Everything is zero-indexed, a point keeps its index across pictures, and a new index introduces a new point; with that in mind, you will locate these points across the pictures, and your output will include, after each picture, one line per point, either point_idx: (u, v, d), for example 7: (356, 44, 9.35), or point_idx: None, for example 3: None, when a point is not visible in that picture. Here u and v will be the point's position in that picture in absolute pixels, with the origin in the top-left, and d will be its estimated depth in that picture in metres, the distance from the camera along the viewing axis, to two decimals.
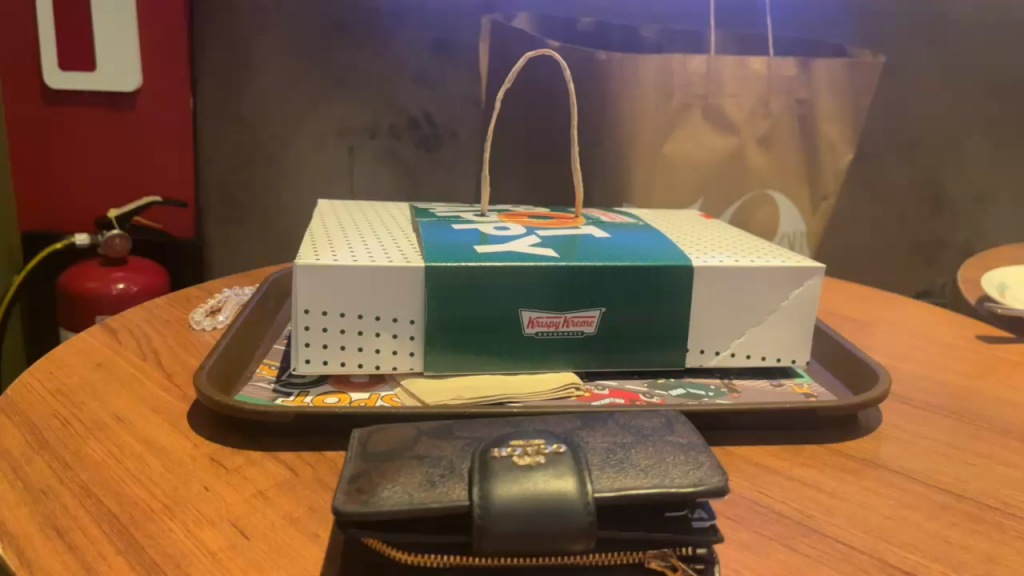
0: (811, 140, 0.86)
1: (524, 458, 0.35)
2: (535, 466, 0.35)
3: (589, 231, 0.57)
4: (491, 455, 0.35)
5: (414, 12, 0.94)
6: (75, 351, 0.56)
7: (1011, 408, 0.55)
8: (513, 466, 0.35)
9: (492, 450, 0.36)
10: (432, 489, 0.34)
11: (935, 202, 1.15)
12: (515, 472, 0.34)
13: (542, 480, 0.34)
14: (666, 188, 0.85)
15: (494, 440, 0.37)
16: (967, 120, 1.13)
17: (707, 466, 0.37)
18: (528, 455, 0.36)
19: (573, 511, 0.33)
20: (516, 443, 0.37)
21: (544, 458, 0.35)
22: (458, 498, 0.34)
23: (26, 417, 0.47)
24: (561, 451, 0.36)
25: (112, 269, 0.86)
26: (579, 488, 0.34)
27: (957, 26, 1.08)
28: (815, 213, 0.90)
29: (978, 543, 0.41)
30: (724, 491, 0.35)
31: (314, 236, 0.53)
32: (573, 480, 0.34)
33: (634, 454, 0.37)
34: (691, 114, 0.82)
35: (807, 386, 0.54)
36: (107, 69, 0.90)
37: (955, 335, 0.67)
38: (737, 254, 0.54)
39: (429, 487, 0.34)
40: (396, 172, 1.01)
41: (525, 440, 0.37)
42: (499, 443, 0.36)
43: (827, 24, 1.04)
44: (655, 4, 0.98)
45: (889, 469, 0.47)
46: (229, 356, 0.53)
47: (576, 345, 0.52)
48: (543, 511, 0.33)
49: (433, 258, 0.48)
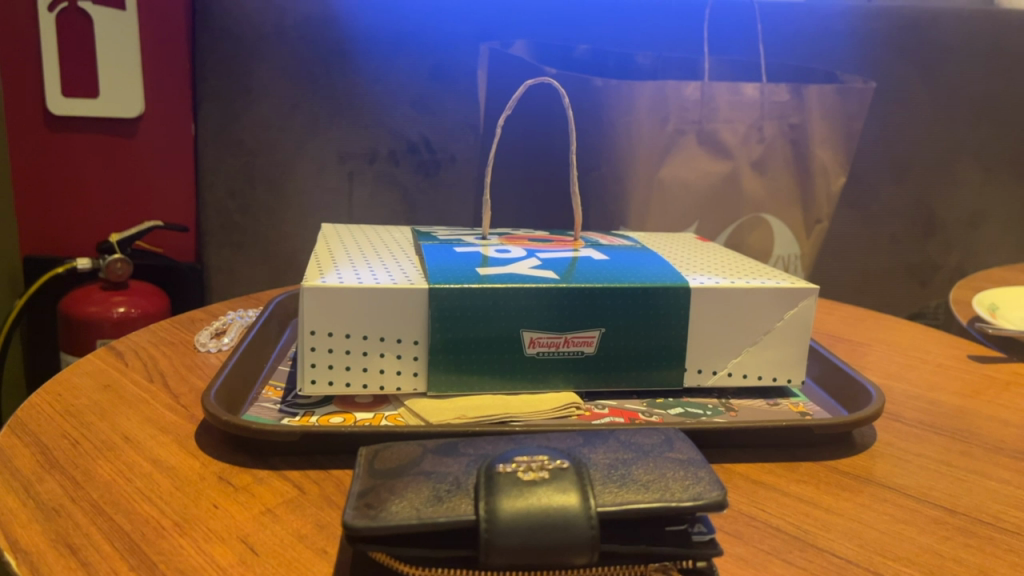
0: (804, 164, 0.88)
1: (528, 473, 0.36)
2: (539, 481, 0.36)
3: (588, 253, 0.58)
4: (496, 470, 0.36)
5: (414, 40, 0.97)
6: (82, 373, 0.57)
7: (1002, 425, 0.56)
8: (516, 481, 0.36)
9: (497, 465, 0.37)
10: (438, 504, 0.35)
11: (927, 225, 1.16)
12: (519, 487, 0.35)
13: (546, 495, 0.35)
14: (662, 212, 0.87)
15: (499, 456, 0.38)
16: (957, 145, 1.14)
17: (706, 481, 0.38)
18: (532, 471, 0.37)
19: (576, 525, 0.34)
20: (520, 459, 0.37)
21: (548, 473, 0.36)
22: (463, 514, 0.34)
23: (36, 438, 0.47)
24: (564, 466, 0.37)
25: (113, 293, 0.87)
26: (581, 501, 0.35)
27: (947, 53, 1.10)
28: (809, 236, 0.92)
29: (969, 556, 0.42)
30: (724, 505, 0.36)
31: (320, 258, 0.54)
32: (576, 495, 0.35)
33: (635, 470, 0.38)
34: (684, 139, 0.84)
35: (803, 405, 0.55)
36: (111, 96, 0.91)
37: (948, 355, 0.68)
38: (731, 275, 0.55)
39: (437, 502, 0.35)
40: (395, 196, 1.03)
41: (530, 456, 0.38)
42: (504, 459, 0.37)
43: (819, 50, 1.06)
44: (650, 29, 1.00)
45: (882, 485, 0.48)
46: (236, 376, 0.53)
47: (577, 366, 0.53)
48: (547, 524, 0.34)
49: (437, 280, 0.49)
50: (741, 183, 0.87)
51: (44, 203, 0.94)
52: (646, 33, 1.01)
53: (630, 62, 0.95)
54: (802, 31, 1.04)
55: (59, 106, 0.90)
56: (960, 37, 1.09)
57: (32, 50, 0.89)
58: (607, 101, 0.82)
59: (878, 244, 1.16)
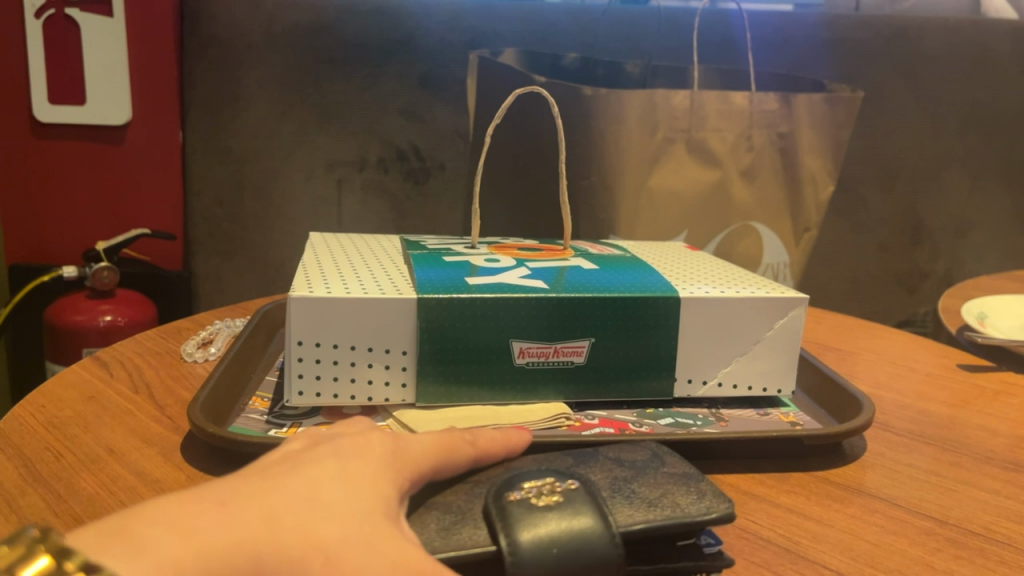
0: (793, 172, 0.89)
1: (540, 498, 0.34)
2: (553, 506, 0.33)
3: (578, 262, 0.58)
4: (506, 498, 0.33)
5: (404, 48, 0.96)
6: (66, 385, 0.56)
7: (992, 435, 0.56)
8: (530, 508, 0.33)
9: (506, 492, 0.34)
10: (451, 537, 0.32)
11: (916, 233, 1.16)
12: (535, 513, 0.32)
13: (562, 517, 0.32)
14: (651, 221, 0.86)
15: (501, 481, 0.35)
16: (946, 153, 1.15)
17: (710, 494, 0.37)
18: (543, 496, 0.34)
19: (604, 547, 0.32)
20: (526, 483, 0.35)
21: (560, 497, 0.34)
22: (482, 545, 0.32)
23: (19, 451, 0.47)
24: (575, 489, 0.34)
25: (99, 302, 0.86)
26: (602, 521, 0.32)
27: (935, 64, 1.10)
28: (797, 245, 0.92)
29: (961, 568, 0.41)
30: (734, 517, 0.35)
31: (308, 268, 0.54)
32: (595, 516, 0.33)
33: (639, 489, 0.37)
34: (675, 147, 0.84)
35: (793, 415, 0.55)
36: (97, 103, 0.90)
37: (937, 364, 0.68)
38: (720, 285, 0.55)
39: (447, 535, 0.32)
40: (384, 205, 1.02)
41: (536, 479, 0.35)
42: (510, 485, 0.34)
43: (807, 59, 1.06)
44: (641, 40, 1.01)
45: (873, 496, 0.48)
46: (221, 387, 0.53)
47: (566, 376, 0.52)
48: (574, 546, 0.31)
49: (425, 290, 0.49)
50: (730, 191, 0.87)
51: (30, 210, 0.93)
52: (636, 44, 1.01)
53: (619, 70, 0.95)
54: (790, 39, 1.05)
55: (45, 113, 0.89)
56: (948, 46, 1.10)
57: (17, 58, 0.88)
58: (599, 110, 0.81)
59: (866, 252, 1.16)
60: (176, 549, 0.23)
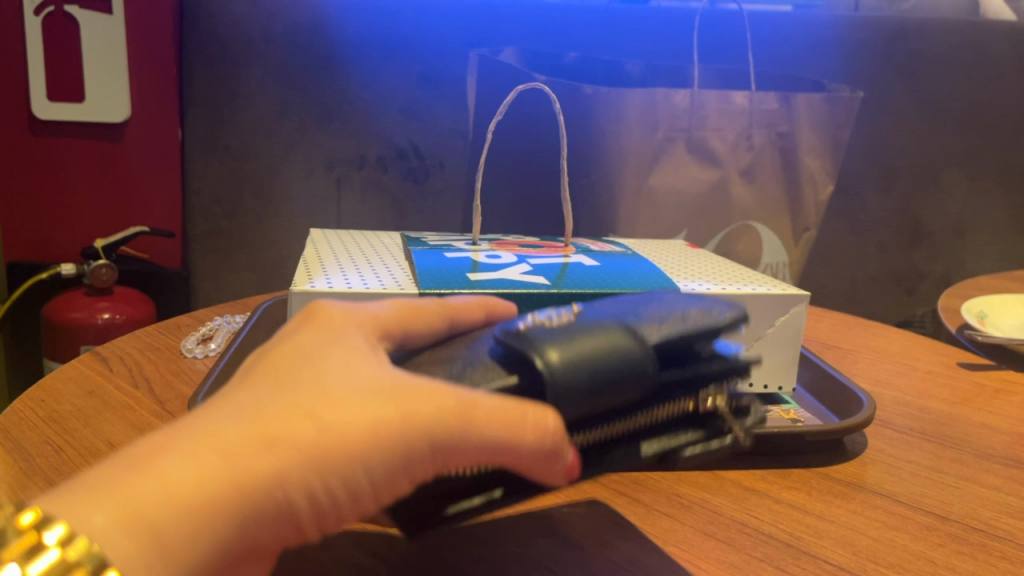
0: (792, 172, 0.89)
1: (554, 322, 0.31)
2: (569, 326, 0.31)
3: (579, 259, 0.58)
4: (518, 327, 0.31)
5: (404, 46, 0.96)
6: (65, 379, 0.56)
7: (992, 432, 0.57)
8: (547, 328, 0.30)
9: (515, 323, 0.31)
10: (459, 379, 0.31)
11: (914, 234, 1.17)
12: (555, 331, 0.30)
13: (586, 332, 0.30)
14: (651, 220, 0.86)
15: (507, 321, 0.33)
16: (944, 155, 1.15)
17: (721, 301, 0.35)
18: (556, 321, 0.31)
19: (641, 363, 0.30)
20: (535, 318, 0.32)
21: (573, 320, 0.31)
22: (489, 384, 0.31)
23: (19, 444, 0.47)
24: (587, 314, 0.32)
25: (97, 299, 0.85)
26: (633, 337, 0.30)
27: (934, 65, 1.10)
28: (797, 245, 0.92)
29: (961, 563, 0.41)
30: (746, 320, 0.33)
31: (308, 263, 0.54)
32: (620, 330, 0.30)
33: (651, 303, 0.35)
34: (674, 146, 0.84)
35: (793, 412, 0.55)
36: (97, 102, 0.90)
37: (937, 362, 0.69)
38: (722, 282, 0.55)
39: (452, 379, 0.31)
40: (384, 203, 1.02)
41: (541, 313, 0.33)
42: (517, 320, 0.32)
43: (806, 60, 1.06)
44: (642, 39, 1.01)
45: (874, 492, 0.48)
46: (221, 382, 0.53)
47: None
48: (605, 356, 0.29)
49: (426, 285, 0.49)
50: (730, 190, 0.88)
51: (28, 208, 0.93)
52: (635, 43, 1.01)
53: (619, 69, 0.95)
54: (790, 38, 1.05)
55: (43, 110, 0.89)
56: (948, 47, 1.10)
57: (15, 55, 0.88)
58: (599, 109, 0.82)
59: (865, 252, 1.17)
60: (190, 482, 0.25)
